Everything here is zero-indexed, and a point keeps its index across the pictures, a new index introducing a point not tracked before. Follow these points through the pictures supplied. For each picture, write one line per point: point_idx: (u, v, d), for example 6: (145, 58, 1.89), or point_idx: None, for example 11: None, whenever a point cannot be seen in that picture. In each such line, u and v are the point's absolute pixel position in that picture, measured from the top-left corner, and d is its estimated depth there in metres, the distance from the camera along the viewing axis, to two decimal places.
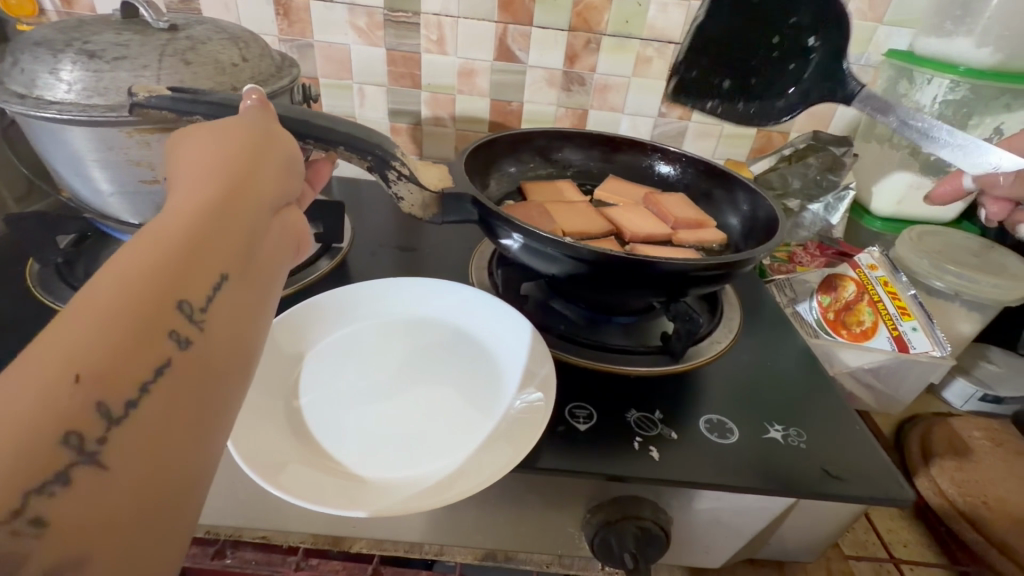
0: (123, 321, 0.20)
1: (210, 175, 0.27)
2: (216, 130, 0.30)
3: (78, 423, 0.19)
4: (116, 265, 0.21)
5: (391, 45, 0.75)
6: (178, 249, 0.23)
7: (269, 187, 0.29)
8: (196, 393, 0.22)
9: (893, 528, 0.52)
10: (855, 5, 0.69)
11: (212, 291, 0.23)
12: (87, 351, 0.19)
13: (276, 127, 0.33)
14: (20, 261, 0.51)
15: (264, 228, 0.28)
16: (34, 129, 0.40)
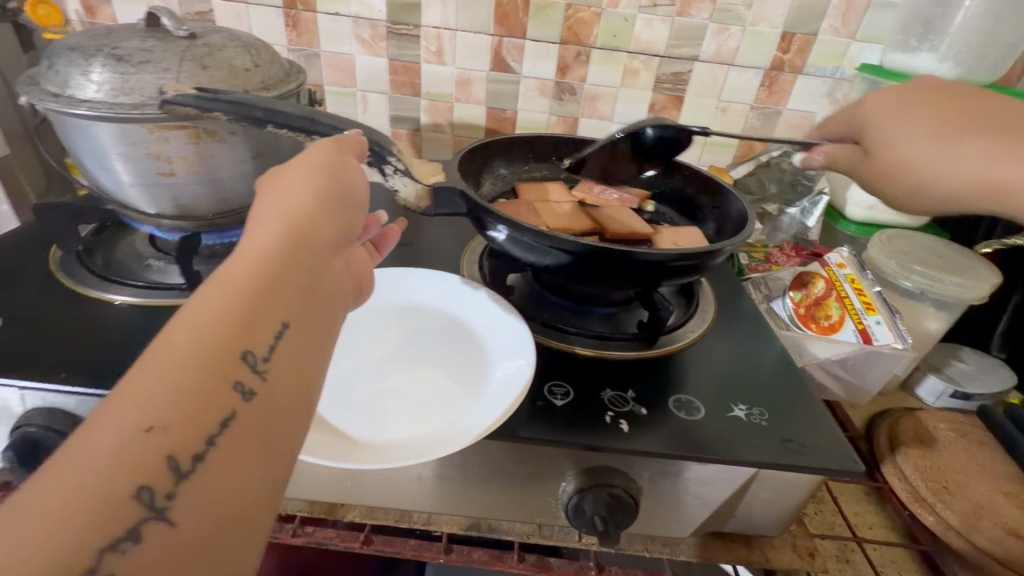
0: (195, 370, 0.23)
1: (277, 223, 0.30)
2: (283, 177, 0.33)
3: (150, 478, 0.21)
4: (192, 313, 0.25)
5: (393, 55, 0.79)
6: (245, 298, 0.26)
7: (329, 233, 0.32)
8: (257, 443, 0.25)
9: (859, 512, 0.55)
10: (828, 21, 0.73)
11: (274, 340, 0.26)
12: (163, 398, 0.22)
13: (340, 168, 0.35)
14: (44, 249, 0.55)
15: (320, 270, 0.31)
16: (65, 125, 0.44)
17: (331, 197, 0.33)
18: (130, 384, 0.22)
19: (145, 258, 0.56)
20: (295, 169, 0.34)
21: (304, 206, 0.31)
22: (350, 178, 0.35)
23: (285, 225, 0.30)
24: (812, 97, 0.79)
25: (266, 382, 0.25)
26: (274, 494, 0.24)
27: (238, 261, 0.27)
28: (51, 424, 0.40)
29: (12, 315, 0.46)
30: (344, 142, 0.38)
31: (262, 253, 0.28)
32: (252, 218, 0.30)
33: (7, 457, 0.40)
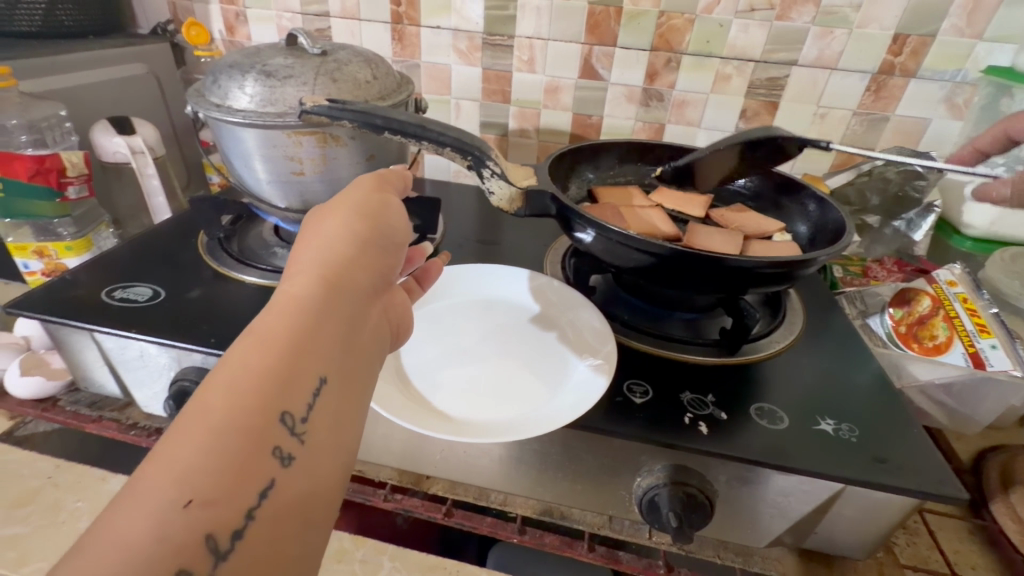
0: (232, 439, 0.24)
1: (312, 278, 0.32)
2: (322, 228, 0.36)
3: (190, 561, 0.22)
4: (228, 374, 0.26)
5: (486, 65, 0.84)
6: (283, 357, 0.28)
7: (363, 284, 0.35)
8: (294, 505, 0.26)
9: (960, 549, 0.50)
10: (950, 21, 0.68)
11: (312, 399, 0.28)
12: (199, 471, 0.23)
13: (381, 215, 0.39)
14: (193, 234, 0.65)
15: (358, 319, 0.33)
16: (219, 131, 0.52)
17: (364, 248, 0.36)
18: (170, 454, 0.23)
19: (271, 246, 0.64)
20: (334, 218, 0.37)
21: (334, 261, 0.34)
22: (385, 223, 0.39)
23: (321, 279, 0.32)
24: (926, 103, 0.74)
25: (304, 444, 0.27)
26: (310, 562, 0.26)
27: (275, 320, 0.29)
28: (200, 379, 0.47)
29: (170, 287, 0.55)
30: (380, 181, 0.43)
31: (296, 307, 0.30)
32: (289, 273, 0.33)
33: (166, 406, 0.49)
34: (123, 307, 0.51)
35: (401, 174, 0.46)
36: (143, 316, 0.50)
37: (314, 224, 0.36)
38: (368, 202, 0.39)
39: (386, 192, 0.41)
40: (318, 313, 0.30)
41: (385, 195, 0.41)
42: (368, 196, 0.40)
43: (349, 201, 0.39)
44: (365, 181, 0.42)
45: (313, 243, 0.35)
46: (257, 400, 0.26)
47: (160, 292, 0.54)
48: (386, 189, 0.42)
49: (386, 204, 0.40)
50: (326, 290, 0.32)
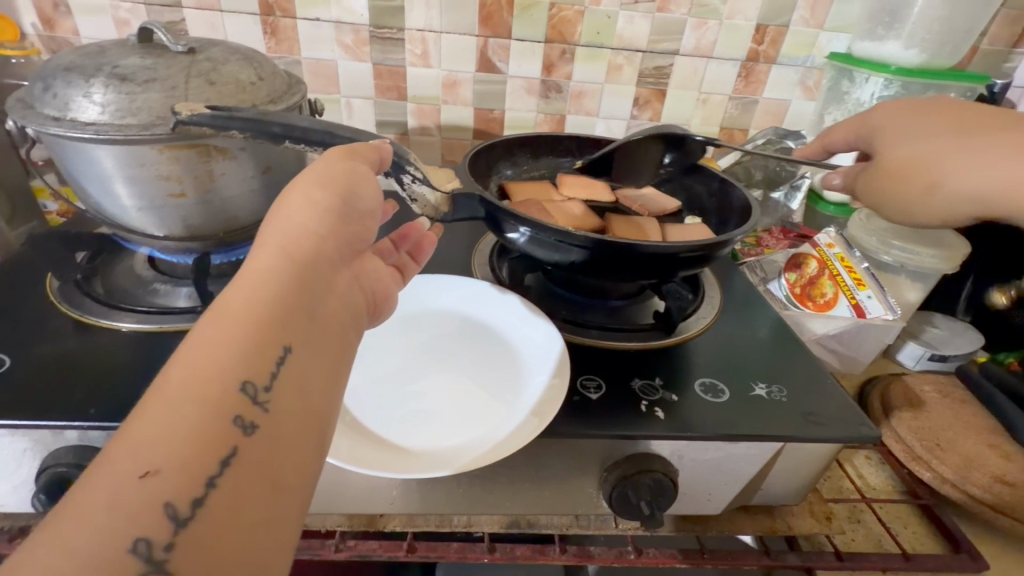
0: (191, 408, 0.24)
1: (275, 250, 0.30)
2: (285, 196, 0.33)
3: (150, 528, 0.21)
4: (189, 348, 0.25)
5: (377, 60, 0.78)
6: (246, 325, 0.27)
7: (330, 255, 0.32)
8: (262, 475, 0.24)
9: (864, 475, 0.58)
10: (798, 13, 0.77)
11: (275, 367, 0.26)
12: (158, 440, 0.22)
13: (352, 176, 0.35)
14: (38, 278, 0.52)
15: (325, 286, 0.31)
16: (63, 150, 0.42)
17: (333, 213, 0.33)
18: (132, 428, 0.22)
19: (149, 282, 0.53)
20: (295, 185, 0.34)
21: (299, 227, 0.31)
22: (354, 189, 0.35)
23: (284, 249, 0.30)
24: (785, 85, 0.83)
25: (268, 414, 0.25)
26: (282, 534, 0.23)
27: (236, 291, 0.28)
28: (81, 461, 0.38)
29: (14, 348, 0.44)
30: (352, 149, 0.38)
31: (258, 277, 0.28)
32: (256, 244, 0.31)
33: (35, 500, 0.38)
34: None
35: (381, 148, 0.40)
36: None
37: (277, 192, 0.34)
38: (334, 163, 0.35)
39: (358, 154, 0.37)
40: (278, 281, 0.29)
41: (356, 155, 0.37)
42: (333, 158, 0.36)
43: (315, 164, 0.35)
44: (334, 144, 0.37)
45: (277, 211, 0.32)
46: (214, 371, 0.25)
47: (3, 359, 0.42)
48: (361, 153, 0.38)
49: (360, 166, 0.36)
50: (290, 258, 0.30)
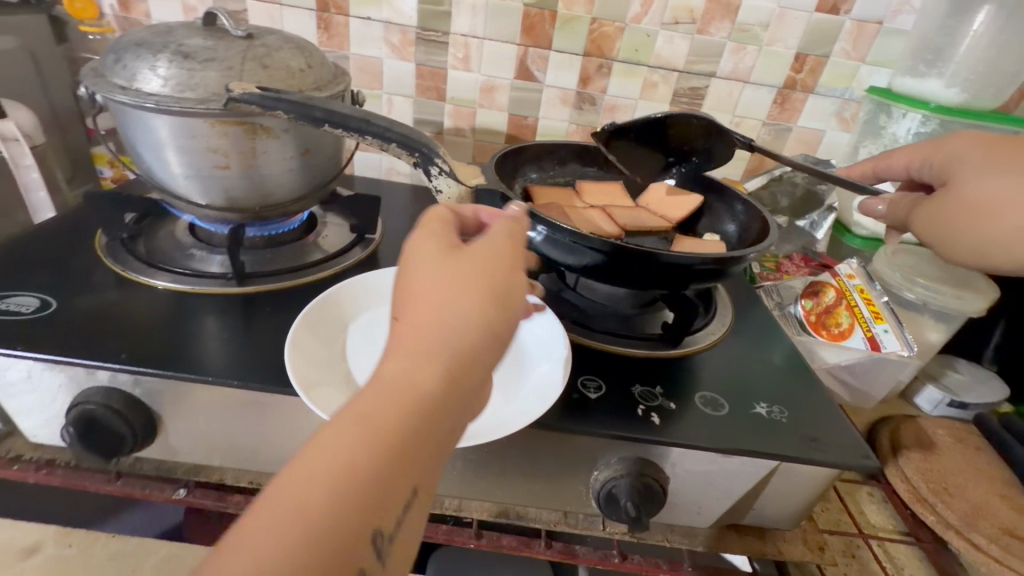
0: (329, 537, 0.22)
1: (436, 363, 0.27)
2: (446, 280, 0.30)
3: None
4: (329, 446, 0.23)
5: (421, 61, 0.82)
6: (393, 446, 0.24)
7: (478, 340, 0.29)
8: None
9: (865, 511, 0.57)
10: (840, 45, 0.77)
11: (404, 507, 0.25)
12: (288, 557, 0.21)
13: (517, 283, 0.32)
14: (89, 234, 0.57)
15: (464, 409, 0.29)
16: (126, 117, 0.46)
17: (496, 326, 0.30)
18: (260, 538, 0.21)
19: (187, 247, 0.56)
20: (459, 276, 0.30)
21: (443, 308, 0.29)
22: (518, 304, 0.32)
23: (444, 364, 0.27)
24: (822, 115, 0.83)
25: (388, 552, 0.24)
26: None
27: (387, 399, 0.25)
28: (107, 400, 0.41)
29: (61, 294, 0.47)
30: (510, 228, 0.34)
31: (412, 394, 0.26)
32: (410, 333, 0.28)
33: (64, 433, 0.41)
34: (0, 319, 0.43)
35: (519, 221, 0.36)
36: (24, 330, 0.42)
37: (433, 265, 0.31)
38: (502, 260, 0.32)
39: (520, 242, 0.34)
40: (428, 398, 0.26)
41: (519, 246, 0.34)
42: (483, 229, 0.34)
43: (482, 252, 0.32)
44: (502, 223, 0.34)
45: (414, 278, 0.30)
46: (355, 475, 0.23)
47: (50, 302, 0.46)
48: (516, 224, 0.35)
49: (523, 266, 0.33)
50: (445, 373, 0.27)
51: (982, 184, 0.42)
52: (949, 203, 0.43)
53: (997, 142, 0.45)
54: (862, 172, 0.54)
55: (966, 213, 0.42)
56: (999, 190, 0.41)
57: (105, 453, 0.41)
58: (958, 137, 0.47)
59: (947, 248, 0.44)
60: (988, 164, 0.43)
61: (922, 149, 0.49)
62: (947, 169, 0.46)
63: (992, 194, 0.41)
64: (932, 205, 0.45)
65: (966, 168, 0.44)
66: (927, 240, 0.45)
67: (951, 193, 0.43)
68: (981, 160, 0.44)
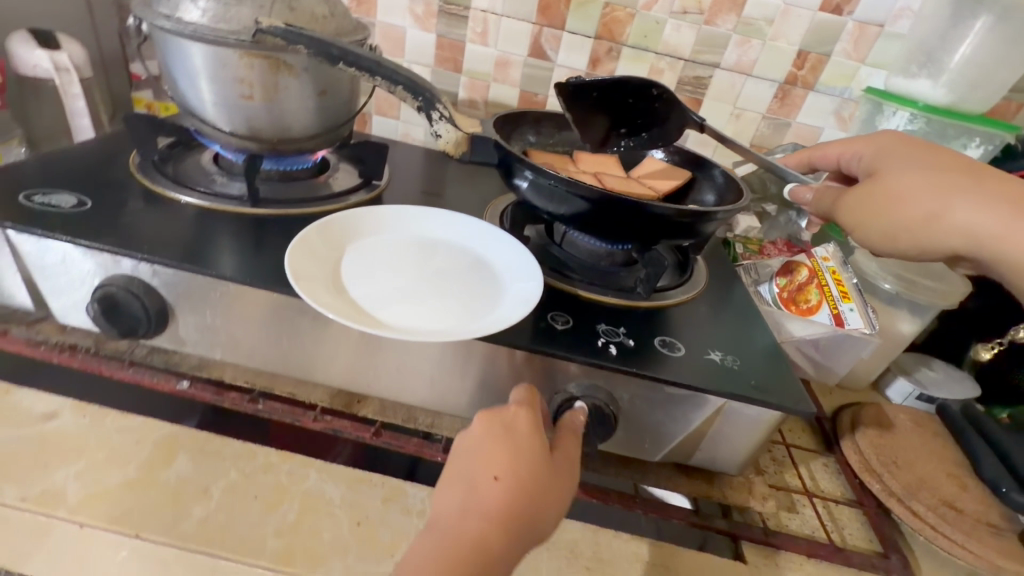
0: None
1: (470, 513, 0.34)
2: (476, 457, 0.37)
3: None
4: None
5: (441, 32, 0.87)
6: None
7: (513, 512, 0.35)
8: None
9: (818, 479, 0.59)
10: (841, 45, 0.80)
11: None
12: None
13: (541, 469, 0.37)
14: (124, 155, 0.63)
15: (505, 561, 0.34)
16: (167, 44, 0.52)
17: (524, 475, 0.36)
18: None
19: (210, 173, 0.62)
20: (489, 450, 0.37)
21: (494, 544, 0.34)
22: (540, 472, 0.37)
23: (476, 513, 0.34)
24: (820, 113, 0.86)
25: None
26: None
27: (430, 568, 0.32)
28: (127, 285, 0.46)
29: (98, 198, 0.54)
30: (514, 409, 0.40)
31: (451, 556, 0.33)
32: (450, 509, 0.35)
33: (89, 313, 0.47)
34: (44, 210, 0.49)
35: (571, 421, 0.44)
36: (63, 221, 0.48)
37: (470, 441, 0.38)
38: (530, 460, 0.37)
39: (558, 471, 0.38)
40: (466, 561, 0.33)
41: (558, 474, 0.38)
42: (524, 422, 0.39)
43: (507, 434, 0.38)
44: (534, 410, 0.40)
45: (472, 476, 0.36)
46: (457, 560, 0.33)
47: (87, 203, 0.52)
48: (537, 396, 0.42)
49: (557, 475, 0.38)
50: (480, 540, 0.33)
51: (900, 176, 0.49)
52: (869, 192, 0.50)
53: (908, 145, 0.52)
54: (799, 159, 0.61)
55: (881, 202, 0.49)
56: (912, 181, 0.48)
57: (122, 333, 0.47)
58: (876, 138, 0.54)
59: (862, 230, 0.50)
60: (903, 162, 0.50)
61: (854, 143, 0.55)
62: (868, 166, 0.53)
63: (904, 184, 0.48)
64: (858, 193, 0.51)
65: (882, 166, 0.51)
66: (846, 225, 0.52)
67: (872, 184, 0.50)
68: (898, 158, 0.51)
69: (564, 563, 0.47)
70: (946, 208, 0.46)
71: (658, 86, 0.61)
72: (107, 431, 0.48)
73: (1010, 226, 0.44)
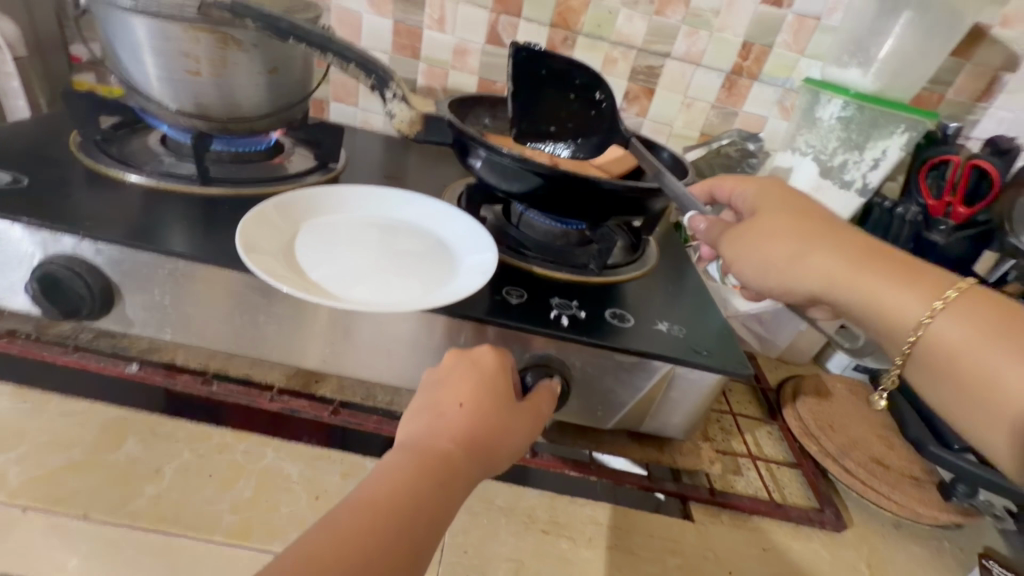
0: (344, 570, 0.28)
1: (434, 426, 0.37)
2: (443, 383, 0.40)
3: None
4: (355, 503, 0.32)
5: (398, 18, 0.87)
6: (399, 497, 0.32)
7: (475, 426, 0.37)
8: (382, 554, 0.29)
9: (762, 443, 0.63)
10: (782, 37, 0.84)
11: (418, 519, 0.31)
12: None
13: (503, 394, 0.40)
14: (64, 136, 0.60)
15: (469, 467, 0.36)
16: (108, 18, 0.51)
17: (487, 397, 0.39)
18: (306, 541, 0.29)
19: (158, 154, 0.61)
20: (453, 378, 0.40)
21: (455, 459, 0.35)
22: (502, 397, 0.40)
23: (440, 423, 0.37)
24: (765, 102, 0.90)
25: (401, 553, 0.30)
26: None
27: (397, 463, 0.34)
28: (69, 263, 0.45)
29: (36, 178, 0.52)
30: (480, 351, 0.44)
31: (417, 457, 0.35)
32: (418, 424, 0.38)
33: (31, 293, 0.46)
34: None
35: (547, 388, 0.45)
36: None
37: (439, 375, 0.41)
38: (493, 384, 0.40)
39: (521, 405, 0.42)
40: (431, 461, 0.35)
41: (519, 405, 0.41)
42: (490, 361, 0.41)
43: (472, 366, 0.41)
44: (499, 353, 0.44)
45: (436, 403, 0.39)
46: (422, 465, 0.34)
47: (24, 181, 0.50)
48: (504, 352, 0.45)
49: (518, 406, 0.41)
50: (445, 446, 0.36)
51: (772, 219, 0.46)
52: (746, 230, 0.47)
53: (787, 192, 0.50)
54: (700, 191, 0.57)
55: (749, 238, 0.46)
56: (781, 223, 0.45)
57: (66, 313, 0.46)
58: (763, 180, 0.52)
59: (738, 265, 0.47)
60: (777, 206, 0.48)
61: (746, 183, 0.53)
62: (752, 206, 0.51)
63: (773, 226, 0.46)
64: (738, 231, 0.48)
65: (759, 208, 0.49)
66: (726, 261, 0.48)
67: (748, 223, 0.47)
68: (773, 205, 0.49)
69: (522, 528, 0.49)
70: (816, 254, 0.43)
71: (604, 89, 0.63)
72: (51, 416, 0.46)
73: (855, 277, 0.41)
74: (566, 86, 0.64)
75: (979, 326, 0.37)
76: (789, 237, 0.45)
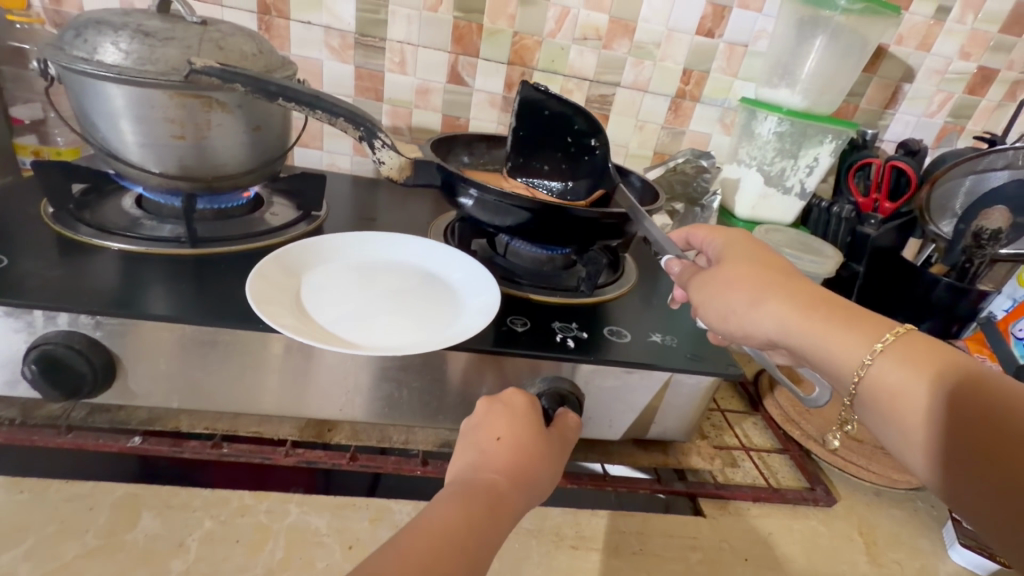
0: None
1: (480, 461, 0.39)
2: (480, 422, 0.43)
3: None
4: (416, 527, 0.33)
5: (359, 63, 0.89)
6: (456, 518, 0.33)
7: (516, 455, 0.40)
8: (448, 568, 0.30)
9: (751, 435, 0.68)
10: (717, 63, 0.93)
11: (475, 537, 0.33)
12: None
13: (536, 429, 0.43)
14: (30, 207, 0.58)
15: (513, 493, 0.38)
16: (84, 88, 0.50)
17: (523, 431, 0.42)
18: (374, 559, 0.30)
19: (136, 218, 0.60)
20: (490, 418, 0.43)
21: (501, 487, 0.37)
22: (536, 430, 0.43)
23: (483, 457, 0.39)
24: (708, 121, 0.99)
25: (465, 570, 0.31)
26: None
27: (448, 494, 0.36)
28: (66, 339, 0.44)
29: (12, 254, 0.49)
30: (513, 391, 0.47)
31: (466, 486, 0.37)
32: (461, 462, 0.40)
33: (25, 375, 0.44)
34: None
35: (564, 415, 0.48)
36: None
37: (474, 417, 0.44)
38: (526, 419, 0.43)
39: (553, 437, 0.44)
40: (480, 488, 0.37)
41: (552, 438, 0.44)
42: (520, 401, 0.45)
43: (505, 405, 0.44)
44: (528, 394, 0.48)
45: (477, 442, 0.41)
46: (471, 495, 0.36)
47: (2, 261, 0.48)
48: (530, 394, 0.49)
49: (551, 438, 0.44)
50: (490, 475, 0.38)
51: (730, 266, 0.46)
52: (705, 279, 0.47)
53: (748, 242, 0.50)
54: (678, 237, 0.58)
55: (709, 283, 0.46)
56: (740, 269, 0.45)
57: (66, 391, 0.44)
58: (730, 232, 0.52)
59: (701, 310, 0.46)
60: (738, 255, 0.48)
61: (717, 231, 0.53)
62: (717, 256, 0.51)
63: (732, 272, 0.46)
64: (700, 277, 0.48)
65: (724, 256, 0.49)
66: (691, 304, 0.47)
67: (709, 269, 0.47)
68: (736, 253, 0.49)
69: (551, 546, 0.50)
70: (772, 299, 0.43)
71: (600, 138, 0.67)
72: (54, 503, 0.44)
73: (806, 325, 0.41)
74: (564, 130, 0.68)
75: (919, 367, 0.37)
76: (747, 280, 0.44)
